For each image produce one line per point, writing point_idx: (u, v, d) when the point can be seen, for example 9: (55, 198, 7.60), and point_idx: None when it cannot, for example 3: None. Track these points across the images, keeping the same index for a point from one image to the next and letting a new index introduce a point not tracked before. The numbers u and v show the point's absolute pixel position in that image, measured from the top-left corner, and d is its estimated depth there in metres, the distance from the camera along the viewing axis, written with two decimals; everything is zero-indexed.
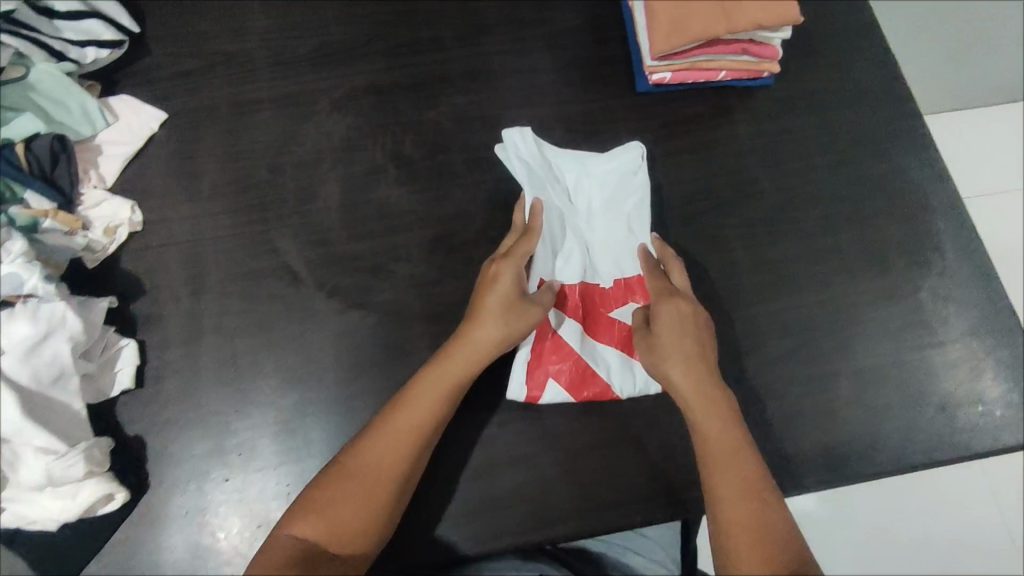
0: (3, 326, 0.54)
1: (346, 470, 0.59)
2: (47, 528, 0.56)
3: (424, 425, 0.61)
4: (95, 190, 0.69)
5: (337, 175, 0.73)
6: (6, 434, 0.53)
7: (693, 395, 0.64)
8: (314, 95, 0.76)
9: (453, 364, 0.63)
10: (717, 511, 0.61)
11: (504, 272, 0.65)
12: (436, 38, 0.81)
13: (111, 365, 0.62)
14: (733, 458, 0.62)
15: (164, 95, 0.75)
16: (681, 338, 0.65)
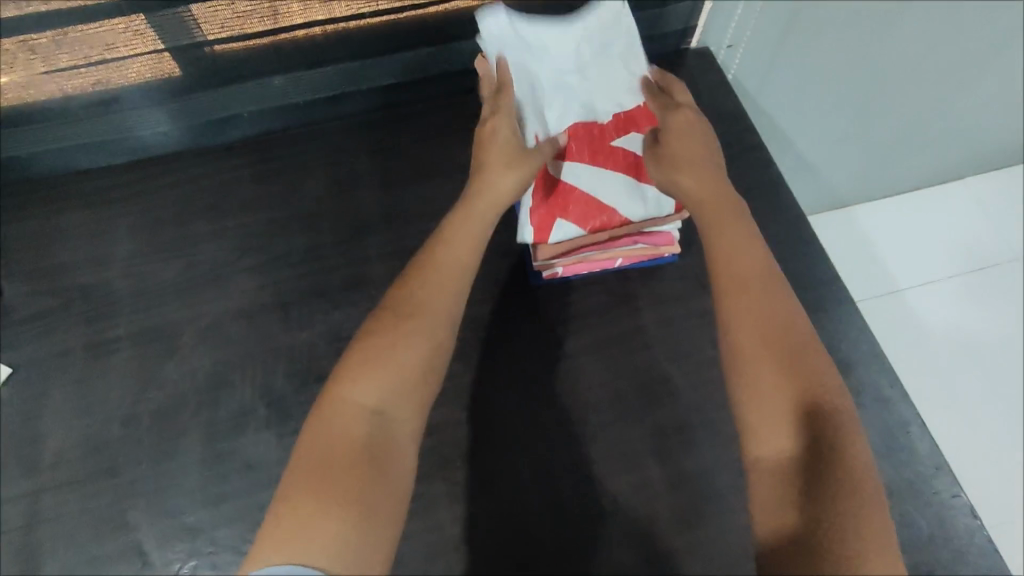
0: None
1: (397, 311, 0.49)
2: None
3: (462, 275, 0.53)
4: None
5: (198, 421, 0.66)
6: None
7: (688, 180, 0.54)
8: (178, 328, 0.71)
9: (476, 196, 0.56)
10: (740, 341, 0.45)
11: (509, 115, 0.59)
12: (314, 244, 0.76)
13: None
14: (755, 280, 0.48)
15: (14, 344, 0.70)
16: (690, 141, 0.56)
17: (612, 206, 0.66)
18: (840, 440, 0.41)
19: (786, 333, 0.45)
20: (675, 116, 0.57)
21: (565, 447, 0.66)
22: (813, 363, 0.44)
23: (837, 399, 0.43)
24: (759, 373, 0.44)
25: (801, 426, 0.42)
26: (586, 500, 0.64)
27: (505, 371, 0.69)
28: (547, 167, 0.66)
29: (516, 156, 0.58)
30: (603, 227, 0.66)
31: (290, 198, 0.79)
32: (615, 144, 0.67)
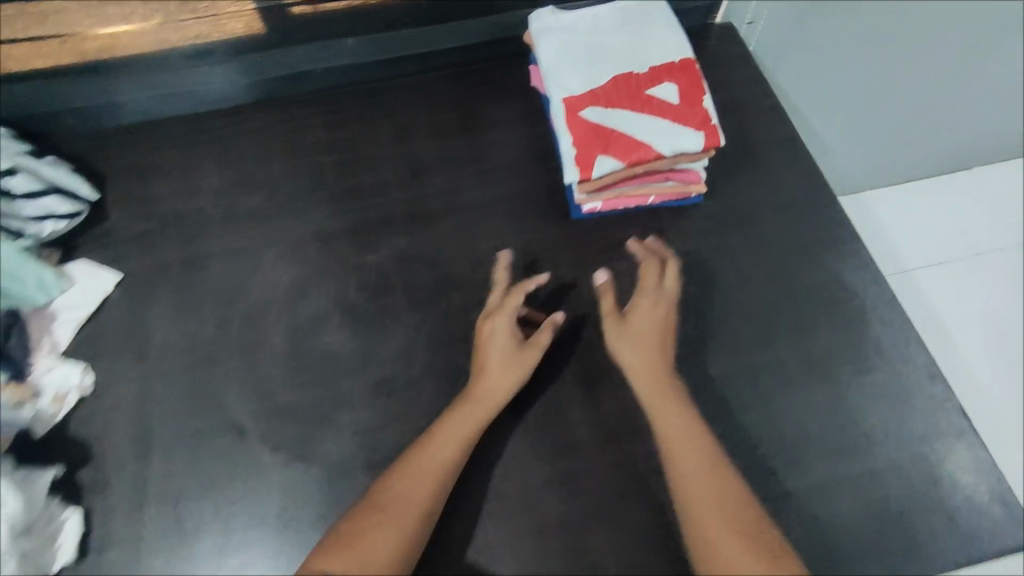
0: None
1: (378, 501, 0.60)
2: None
3: (448, 468, 0.63)
4: (47, 358, 0.72)
5: (282, 324, 0.76)
6: None
7: (648, 371, 0.68)
8: (261, 247, 0.81)
9: (465, 409, 0.66)
10: (685, 496, 0.61)
11: (506, 323, 0.70)
12: (379, 181, 0.86)
13: (52, 540, 0.62)
14: (681, 443, 0.63)
15: (120, 256, 0.79)
16: (646, 321, 0.71)
17: (648, 142, 0.74)
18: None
19: (716, 495, 0.59)
20: (642, 313, 0.72)
21: (603, 355, 0.75)
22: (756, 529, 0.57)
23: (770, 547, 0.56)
24: (710, 532, 0.58)
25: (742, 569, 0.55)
26: (619, 398, 0.73)
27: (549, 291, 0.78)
28: (586, 117, 0.76)
29: (505, 362, 0.68)
30: (642, 160, 0.74)
31: (356, 143, 0.88)
32: (647, 95, 0.76)
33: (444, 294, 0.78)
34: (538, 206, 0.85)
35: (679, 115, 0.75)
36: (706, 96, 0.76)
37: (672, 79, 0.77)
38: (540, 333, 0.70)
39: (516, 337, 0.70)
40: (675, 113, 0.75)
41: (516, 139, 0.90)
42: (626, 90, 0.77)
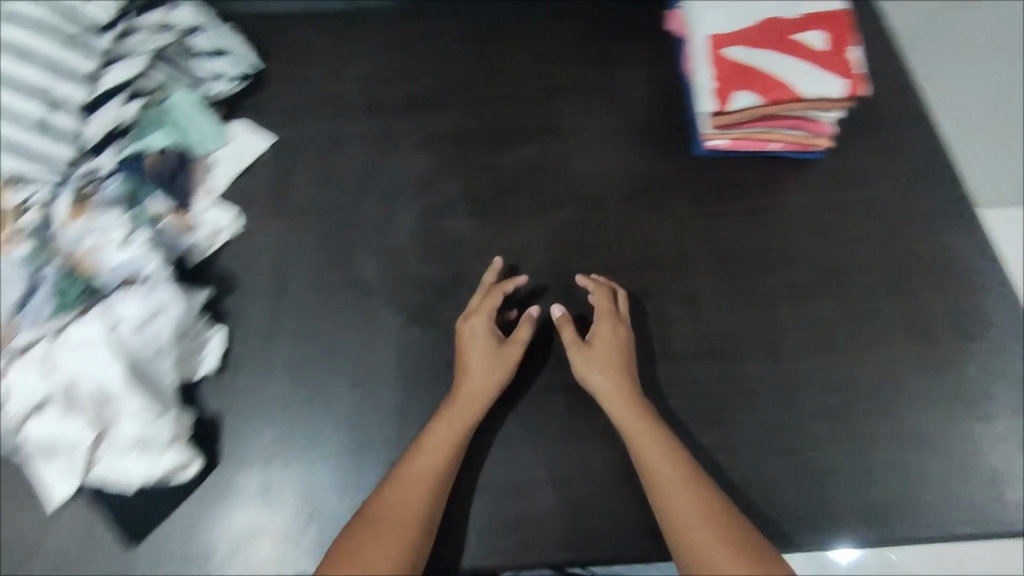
0: (120, 305, 0.63)
1: (370, 519, 0.59)
2: (129, 489, 0.63)
3: (436, 475, 0.62)
4: (205, 201, 0.78)
5: (414, 204, 0.81)
6: (112, 396, 0.61)
7: (618, 395, 0.67)
8: (401, 135, 0.86)
9: (451, 414, 0.65)
10: (673, 513, 0.61)
11: (478, 322, 0.69)
12: (514, 95, 0.90)
13: (199, 351, 0.70)
14: (651, 450, 0.64)
15: (273, 123, 0.87)
16: (630, 411, 0.67)
17: (789, 83, 0.76)
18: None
19: (700, 513, 0.60)
20: (603, 336, 0.71)
21: (708, 282, 0.79)
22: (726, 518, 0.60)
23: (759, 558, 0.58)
24: (701, 551, 0.59)
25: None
26: (720, 324, 0.76)
27: (663, 217, 0.83)
28: (730, 55, 0.79)
29: (490, 366, 0.67)
30: (781, 99, 0.77)
31: (496, 56, 0.93)
32: (793, 40, 0.79)
33: (565, 203, 0.83)
34: (662, 139, 0.88)
35: (824, 61, 0.77)
36: (854, 47, 0.78)
37: (821, 28, 0.79)
38: (517, 338, 0.69)
39: (494, 335, 0.69)
40: (820, 58, 0.77)
41: (647, 75, 0.93)
42: (772, 32, 0.80)
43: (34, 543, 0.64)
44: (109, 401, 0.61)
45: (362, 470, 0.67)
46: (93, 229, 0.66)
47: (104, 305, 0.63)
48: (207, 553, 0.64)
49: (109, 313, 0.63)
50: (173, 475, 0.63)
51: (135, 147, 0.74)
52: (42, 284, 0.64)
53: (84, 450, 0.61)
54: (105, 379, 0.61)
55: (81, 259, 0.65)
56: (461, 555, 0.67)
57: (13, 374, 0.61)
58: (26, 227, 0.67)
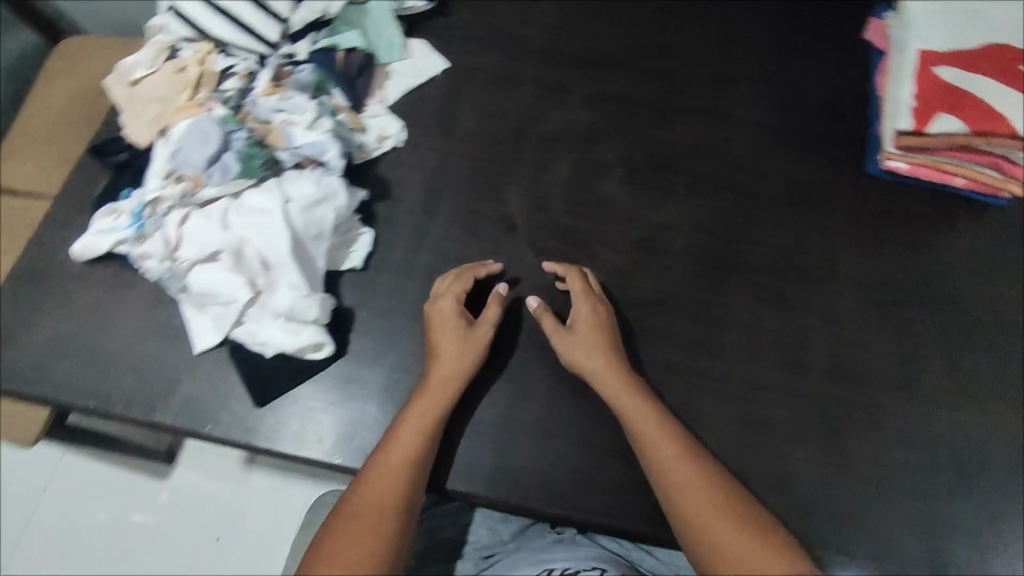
0: (296, 182, 0.69)
1: (347, 513, 0.57)
2: (267, 353, 0.67)
3: (414, 458, 0.60)
4: (377, 106, 0.81)
5: (571, 156, 0.81)
6: (274, 263, 0.67)
7: (607, 374, 0.65)
8: (570, 88, 0.87)
9: (421, 399, 0.63)
10: (672, 491, 0.59)
11: (443, 306, 0.67)
12: (688, 73, 0.89)
13: (348, 245, 0.73)
14: (645, 431, 0.62)
15: (450, 49, 0.88)
16: (619, 393, 0.64)
17: (998, 116, 0.75)
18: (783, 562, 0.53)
19: (699, 487, 0.58)
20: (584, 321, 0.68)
21: (854, 302, 0.75)
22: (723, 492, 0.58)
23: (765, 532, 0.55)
24: (700, 531, 0.56)
25: (745, 559, 0.53)
26: (858, 347, 0.73)
27: (819, 227, 0.79)
28: (938, 76, 0.78)
29: (457, 351, 0.65)
30: (985, 129, 0.74)
31: (678, 33, 0.92)
32: (1007, 76, 0.77)
33: (719, 191, 0.81)
34: (834, 148, 0.84)
35: None
36: None
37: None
38: (482, 323, 0.67)
39: (462, 319, 0.67)
40: None
41: (832, 79, 0.88)
42: (991, 67, 0.78)
43: (173, 380, 0.67)
44: (266, 268, 0.67)
45: (477, 393, 0.68)
46: (289, 110, 0.73)
47: (281, 182, 0.69)
48: (319, 431, 0.66)
49: (283, 191, 0.69)
50: (304, 351, 0.66)
51: (327, 42, 0.78)
52: (233, 146, 0.70)
53: (239, 306, 0.66)
54: (268, 248, 0.67)
55: (272, 134, 0.72)
56: (552, 504, 0.64)
57: (194, 223, 0.68)
58: (227, 96, 0.73)
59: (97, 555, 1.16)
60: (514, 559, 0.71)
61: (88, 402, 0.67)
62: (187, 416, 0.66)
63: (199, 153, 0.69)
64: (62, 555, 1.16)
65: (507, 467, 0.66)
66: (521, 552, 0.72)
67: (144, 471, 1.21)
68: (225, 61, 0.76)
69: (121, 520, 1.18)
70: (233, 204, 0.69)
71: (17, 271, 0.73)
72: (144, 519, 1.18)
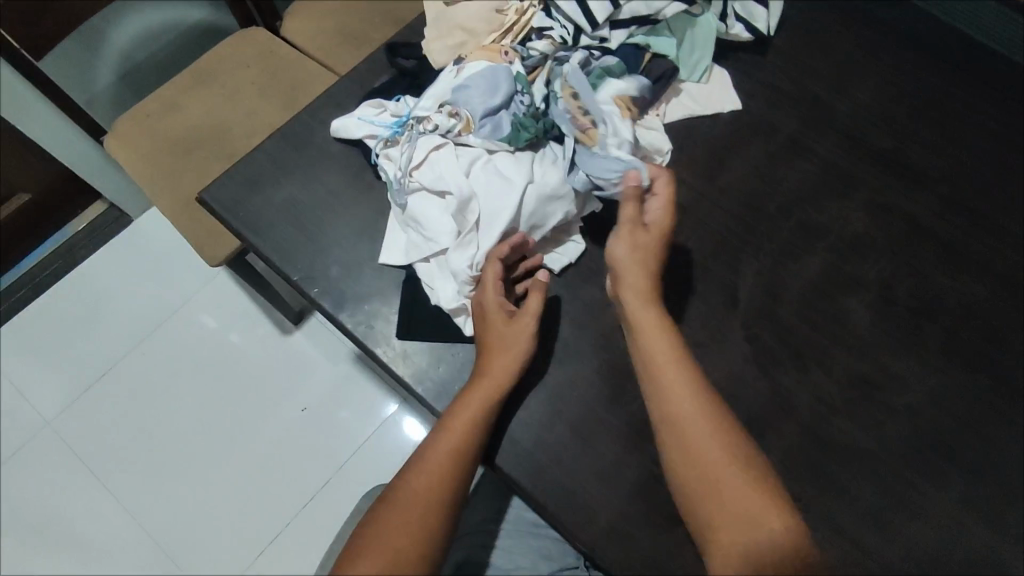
0: (546, 169, 0.67)
1: (393, 500, 0.58)
2: (434, 300, 0.67)
3: (456, 455, 0.59)
4: (655, 119, 0.78)
5: (825, 255, 0.74)
6: (482, 228, 0.65)
7: (640, 279, 0.63)
8: (856, 184, 0.78)
9: (469, 398, 0.61)
10: (673, 425, 0.59)
11: (488, 299, 0.63)
12: (996, 223, 0.76)
13: (556, 244, 0.71)
14: (664, 362, 0.61)
15: (749, 90, 0.82)
16: (643, 309, 0.63)
17: None
18: (788, 552, 0.53)
19: (709, 439, 0.58)
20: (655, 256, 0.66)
21: None
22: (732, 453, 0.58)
23: (774, 507, 0.56)
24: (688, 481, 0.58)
25: (736, 528, 0.55)
26: None
27: None
28: None
29: (500, 345, 0.62)
30: None
31: (1003, 176, 0.79)
32: None
33: (977, 367, 0.70)
34: None
35: None
36: None
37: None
38: (525, 315, 0.63)
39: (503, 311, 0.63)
40: None
41: None
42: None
43: (369, 291, 0.69)
44: (474, 231, 0.65)
45: (630, 445, 0.64)
46: (587, 100, 0.69)
47: (532, 161, 0.67)
48: None
49: (532, 170, 0.66)
50: (459, 315, 0.66)
51: (643, 40, 0.76)
52: (512, 108, 0.69)
53: (435, 249, 0.66)
54: (491, 214, 0.64)
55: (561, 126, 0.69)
56: None
57: (442, 155, 0.66)
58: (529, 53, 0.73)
59: (213, 375, 1.29)
60: None
61: (292, 274, 0.71)
62: (364, 330, 0.68)
63: (482, 99, 0.68)
64: (188, 359, 1.30)
65: (624, 535, 0.61)
66: None
67: (277, 326, 1.33)
68: (543, 20, 0.74)
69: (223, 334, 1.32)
70: (484, 157, 0.67)
71: (283, 128, 0.78)
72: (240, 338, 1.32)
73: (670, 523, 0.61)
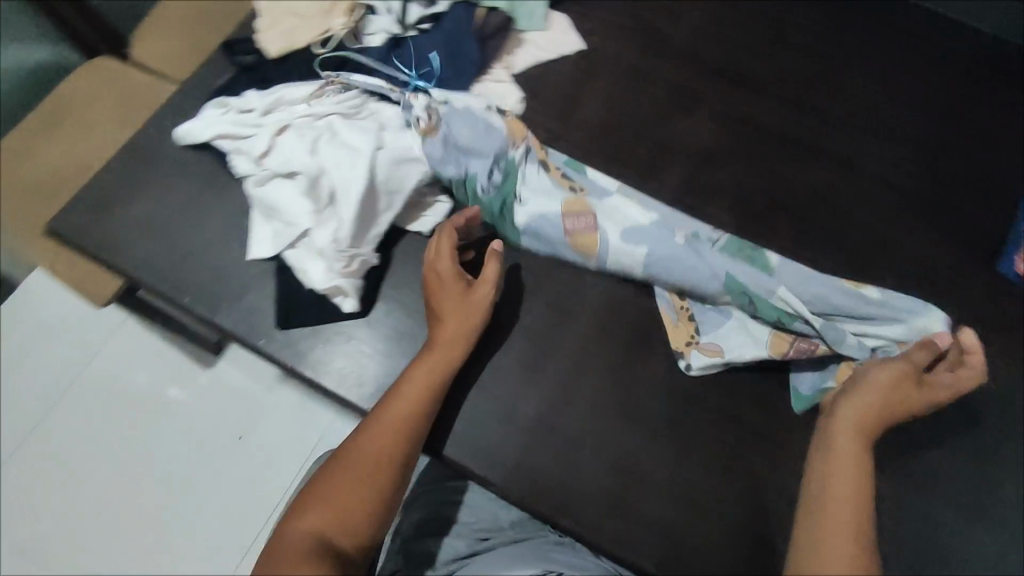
0: (394, 134, 0.68)
1: (347, 459, 0.56)
2: (306, 282, 0.66)
3: (414, 416, 0.60)
4: (502, 72, 0.79)
5: (683, 171, 0.78)
6: (339, 199, 0.65)
7: (885, 382, 0.57)
8: (702, 102, 0.82)
9: (428, 359, 0.62)
10: (824, 453, 0.55)
11: (446, 266, 0.65)
12: (830, 117, 0.82)
13: (422, 208, 0.73)
14: (854, 420, 0.56)
15: (590, 32, 0.84)
16: (860, 399, 0.57)
17: None
18: None
19: (851, 466, 0.53)
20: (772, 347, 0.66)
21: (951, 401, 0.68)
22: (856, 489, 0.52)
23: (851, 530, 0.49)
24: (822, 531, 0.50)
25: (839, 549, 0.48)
26: (942, 452, 0.66)
27: (933, 316, 0.71)
28: None
29: (456, 312, 0.64)
30: None
31: (831, 70, 0.85)
32: None
33: (831, 245, 0.75)
34: (970, 237, 0.76)
35: None
36: None
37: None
38: (482, 282, 0.64)
39: (460, 281, 0.65)
40: None
41: (988, 161, 0.80)
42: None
43: (243, 286, 0.69)
44: (331, 205, 0.65)
45: (525, 382, 0.68)
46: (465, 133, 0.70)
47: (380, 129, 0.68)
48: (359, 378, 0.67)
49: (380, 137, 0.67)
50: (335, 296, 0.66)
51: None
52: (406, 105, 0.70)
53: (296, 230, 0.66)
54: (343, 185, 0.65)
55: (800, 314, 0.65)
56: (568, 516, 0.63)
57: (287, 138, 0.67)
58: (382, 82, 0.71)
59: None
60: (510, 550, 0.68)
61: (162, 286, 0.69)
62: (244, 326, 0.68)
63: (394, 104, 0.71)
64: None
65: (527, 464, 0.65)
66: (522, 545, 0.69)
67: None
68: None
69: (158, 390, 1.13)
70: (329, 133, 0.67)
71: (130, 142, 0.75)
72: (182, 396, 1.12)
73: (568, 441, 0.66)
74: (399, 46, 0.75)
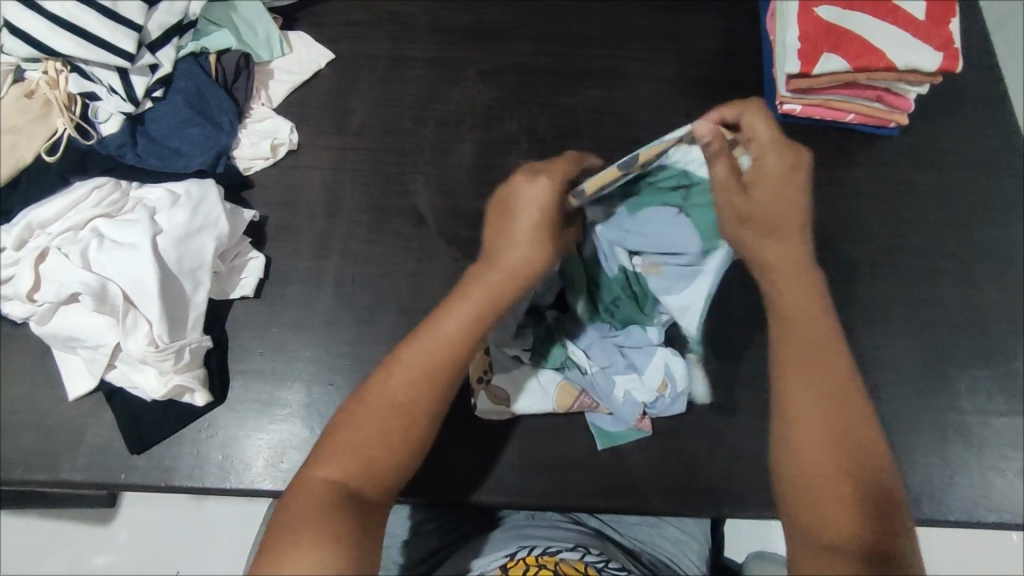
0: (169, 213, 0.64)
1: (374, 400, 0.52)
2: (145, 395, 0.62)
3: (455, 349, 0.54)
4: (262, 108, 0.76)
5: (474, 137, 0.78)
6: (138, 300, 0.61)
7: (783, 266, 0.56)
8: (466, 64, 0.82)
9: (488, 278, 0.55)
10: (797, 382, 0.54)
11: (554, 198, 0.55)
12: (584, 34, 0.84)
13: (238, 271, 0.69)
14: (817, 335, 0.55)
15: (332, 37, 0.81)
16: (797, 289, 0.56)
17: (882, 50, 0.73)
18: (862, 521, 0.49)
19: (825, 384, 0.53)
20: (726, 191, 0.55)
21: None
22: (845, 414, 0.53)
23: (845, 465, 0.51)
24: (802, 410, 0.53)
25: (815, 482, 0.50)
26: None
27: None
28: (822, 14, 0.75)
29: (542, 240, 0.55)
30: (873, 65, 0.73)
31: None
32: (895, 2, 0.75)
33: (627, 153, 0.80)
34: (736, 95, 0.83)
35: (918, 29, 0.74)
36: (953, 19, 0.75)
37: None
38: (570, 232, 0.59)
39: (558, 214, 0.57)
40: (886, 12, 0.75)
41: (728, 23, 0.86)
42: None
43: (77, 432, 0.63)
44: (132, 308, 0.61)
45: None
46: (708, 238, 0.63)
47: (151, 214, 0.64)
48: (244, 462, 0.64)
49: (154, 221, 0.63)
50: (182, 394, 0.63)
51: (195, 45, 0.72)
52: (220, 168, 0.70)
53: (108, 351, 0.61)
54: (135, 284, 0.61)
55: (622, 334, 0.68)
56: (497, 492, 0.65)
57: (51, 264, 0.60)
58: (240, 146, 0.73)
59: None
60: (479, 541, 0.69)
61: None
62: (96, 470, 0.63)
63: (238, 156, 0.73)
64: None
65: (441, 464, 0.65)
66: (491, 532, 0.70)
67: None
68: (81, 82, 0.67)
69: (81, 564, 0.98)
70: (96, 239, 0.62)
71: None
72: (112, 558, 0.98)
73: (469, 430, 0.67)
74: (140, 123, 0.70)
